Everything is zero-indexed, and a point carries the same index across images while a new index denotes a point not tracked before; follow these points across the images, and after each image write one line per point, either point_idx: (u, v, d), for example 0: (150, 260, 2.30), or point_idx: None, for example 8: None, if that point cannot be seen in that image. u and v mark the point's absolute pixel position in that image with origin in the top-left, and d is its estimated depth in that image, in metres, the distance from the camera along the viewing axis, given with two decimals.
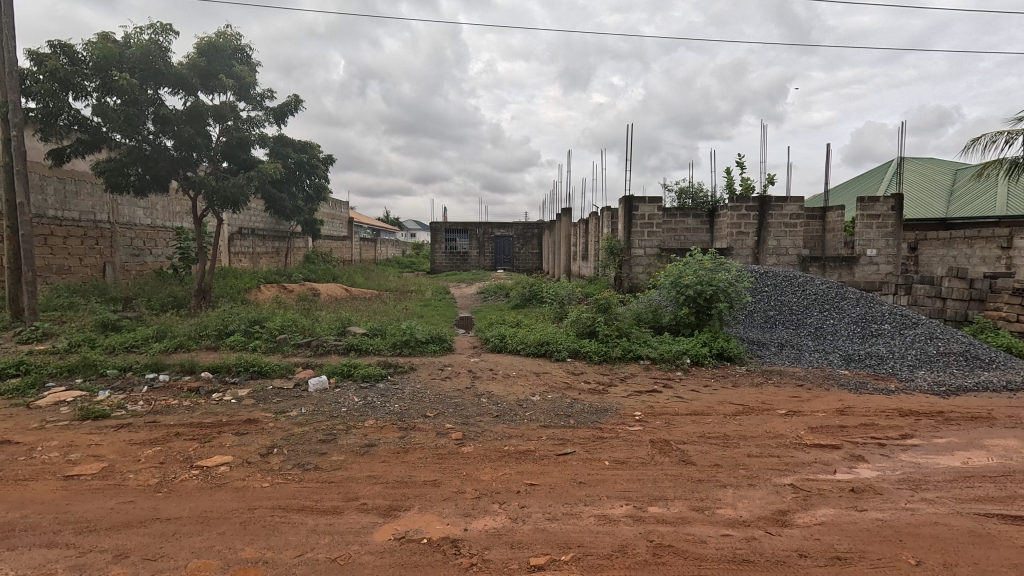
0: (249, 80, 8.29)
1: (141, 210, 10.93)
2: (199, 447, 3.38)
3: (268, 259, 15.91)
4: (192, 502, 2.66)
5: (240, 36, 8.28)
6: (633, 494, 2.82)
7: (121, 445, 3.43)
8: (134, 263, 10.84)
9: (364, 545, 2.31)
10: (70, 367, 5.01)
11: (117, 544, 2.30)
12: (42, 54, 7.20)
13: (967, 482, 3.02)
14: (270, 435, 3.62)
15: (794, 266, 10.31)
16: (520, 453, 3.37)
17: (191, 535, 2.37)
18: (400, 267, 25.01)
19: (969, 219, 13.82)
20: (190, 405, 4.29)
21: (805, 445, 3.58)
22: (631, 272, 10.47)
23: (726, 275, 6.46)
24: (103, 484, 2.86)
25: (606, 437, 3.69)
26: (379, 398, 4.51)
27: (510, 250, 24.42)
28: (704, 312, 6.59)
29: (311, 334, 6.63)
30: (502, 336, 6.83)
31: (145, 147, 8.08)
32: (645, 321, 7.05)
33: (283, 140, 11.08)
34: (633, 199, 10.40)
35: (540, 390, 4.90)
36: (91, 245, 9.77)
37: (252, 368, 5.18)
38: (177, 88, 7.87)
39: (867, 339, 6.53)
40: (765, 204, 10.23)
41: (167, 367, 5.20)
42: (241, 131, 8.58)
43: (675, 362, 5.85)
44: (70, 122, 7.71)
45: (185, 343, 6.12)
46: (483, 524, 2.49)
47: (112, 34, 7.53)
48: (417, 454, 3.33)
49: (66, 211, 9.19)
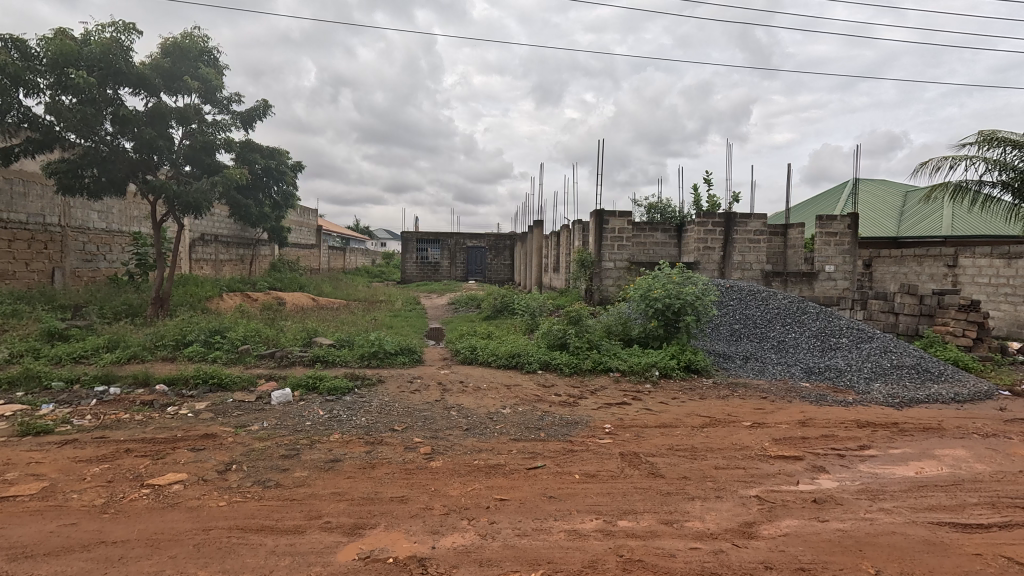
0: (216, 83, 8.09)
1: (95, 213, 10.44)
2: (152, 464, 3.21)
3: (231, 266, 15.40)
4: (141, 524, 2.51)
5: (208, 38, 8.08)
6: (603, 508, 2.81)
7: (65, 462, 3.22)
8: (86, 269, 10.32)
9: (327, 566, 2.22)
10: (11, 380, 4.71)
11: (55, 570, 2.14)
12: None
13: (921, 491, 3.14)
14: (228, 451, 3.46)
15: (758, 280, 10.62)
16: (490, 467, 3.32)
17: (140, 559, 2.23)
18: (370, 277, 24.69)
19: (918, 237, 14.49)
20: (142, 419, 4.08)
21: (770, 456, 3.66)
22: (601, 285, 10.62)
23: (693, 289, 6.58)
24: (43, 505, 2.67)
25: (576, 450, 3.68)
26: (346, 411, 4.39)
27: (482, 261, 24.41)
28: (672, 325, 6.71)
29: (275, 345, 6.43)
30: (473, 348, 6.78)
31: (102, 147, 7.73)
32: (616, 333, 7.11)
33: (250, 145, 10.81)
34: (604, 212, 10.58)
35: (510, 402, 4.86)
36: (39, 249, 9.27)
37: (211, 380, 4.97)
38: (138, 88, 7.60)
39: (826, 352, 6.77)
40: (730, 220, 10.56)
41: (118, 379, 4.95)
42: (206, 134, 8.33)
43: (644, 374, 5.91)
44: (19, 120, 7.31)
45: (139, 353, 5.85)
46: (451, 541, 2.43)
47: (70, 31, 7.22)
48: (384, 470, 3.23)
49: (12, 213, 8.73)
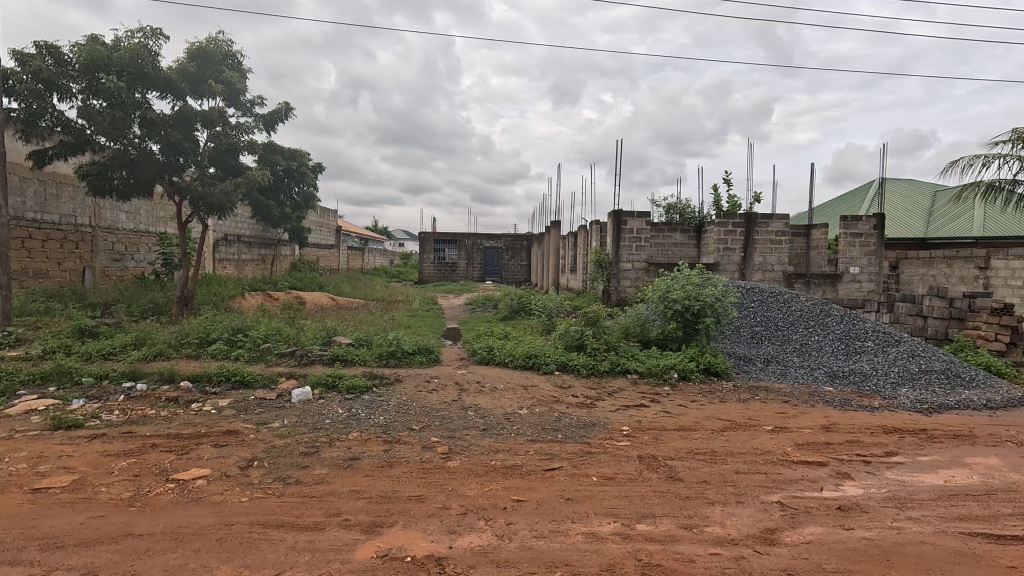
0: (239, 86, 8.23)
1: (124, 214, 10.73)
2: (176, 460, 3.28)
3: (253, 266, 15.71)
4: (166, 518, 2.56)
5: (232, 43, 8.25)
6: (621, 511, 2.78)
7: (94, 456, 3.31)
8: (115, 268, 10.61)
9: (346, 564, 2.24)
10: (44, 375, 4.87)
11: (85, 561, 2.20)
12: (26, 54, 7.06)
13: (951, 501, 3.04)
14: (250, 447, 3.53)
15: (779, 282, 10.47)
16: (507, 468, 3.32)
17: (164, 552, 2.27)
18: (388, 277, 24.96)
19: (948, 238, 14.09)
20: (168, 415, 4.18)
21: (792, 462, 3.58)
22: (619, 286, 10.54)
23: (713, 291, 6.49)
24: (73, 497, 2.75)
25: (593, 452, 3.65)
26: (365, 410, 4.42)
27: (499, 262, 24.43)
28: (691, 326, 6.63)
29: (296, 344, 6.52)
30: (490, 348, 6.78)
31: (131, 150, 7.94)
32: (633, 335, 7.06)
33: (273, 146, 11.00)
34: (622, 213, 10.51)
35: (527, 403, 4.85)
36: (70, 249, 9.56)
37: (234, 378, 5.06)
38: (165, 92, 7.79)
39: (850, 355, 6.61)
40: (751, 220, 10.40)
41: (145, 375, 5.07)
42: (231, 137, 8.51)
43: (663, 376, 5.85)
44: (52, 123, 7.54)
45: (165, 351, 5.99)
46: (469, 541, 2.43)
47: (101, 37, 7.43)
48: (401, 468, 3.26)
49: (45, 214, 9.02)
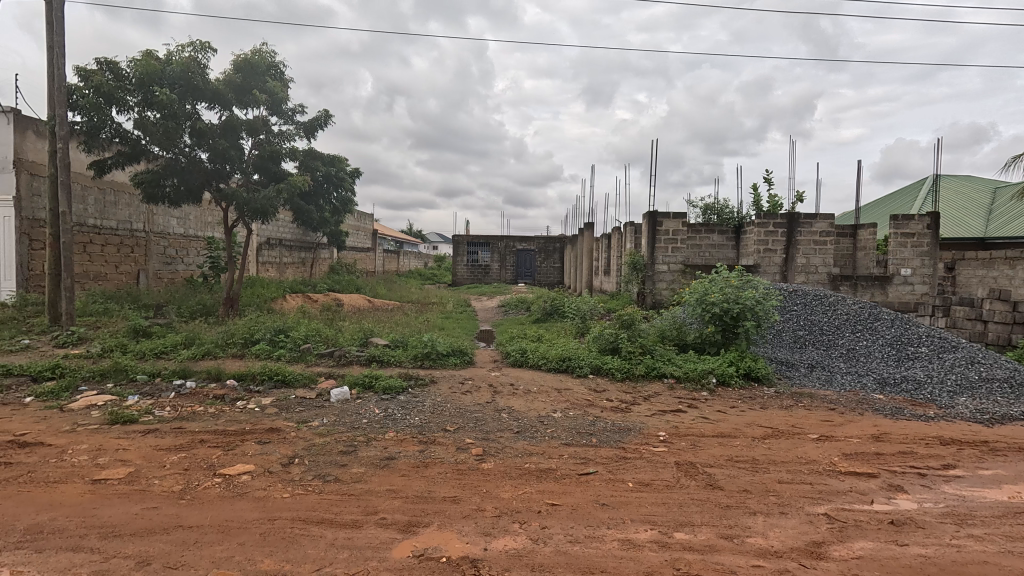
0: (282, 95, 8.53)
1: (175, 219, 11.28)
2: (222, 455, 3.41)
3: (293, 269, 16.24)
4: (213, 511, 2.67)
5: (275, 54, 8.56)
6: (658, 519, 2.73)
7: (147, 450, 3.48)
8: (167, 271, 11.16)
9: (383, 562, 2.27)
10: (103, 372, 5.16)
11: (139, 550, 2.31)
12: (88, 70, 7.52)
13: (1017, 519, 2.83)
14: (291, 445, 3.63)
15: (824, 284, 10.07)
16: (542, 471, 3.30)
17: (212, 544, 2.37)
18: (422, 279, 25.34)
19: (1010, 238, 13.24)
20: (215, 412, 4.36)
21: (840, 472, 3.42)
22: (654, 288, 10.36)
23: (753, 293, 6.29)
24: (129, 489, 2.90)
25: (629, 458, 3.60)
26: (400, 410, 4.50)
27: (532, 264, 24.41)
28: (730, 330, 6.44)
29: (334, 344, 6.70)
30: (523, 351, 6.78)
31: (182, 159, 8.35)
32: (670, 339, 6.92)
33: (313, 153, 11.35)
34: (657, 214, 10.34)
35: (561, 407, 4.82)
36: (126, 253, 10.11)
37: (276, 377, 5.23)
38: (213, 103, 8.15)
39: (902, 362, 6.28)
40: (793, 221, 10.05)
41: (194, 373, 5.30)
42: (274, 145, 8.83)
43: (700, 381, 5.70)
44: (111, 135, 8.00)
45: (212, 350, 6.26)
46: (503, 544, 2.43)
47: (155, 52, 7.85)
48: (437, 469, 3.29)
49: (104, 220, 9.58)
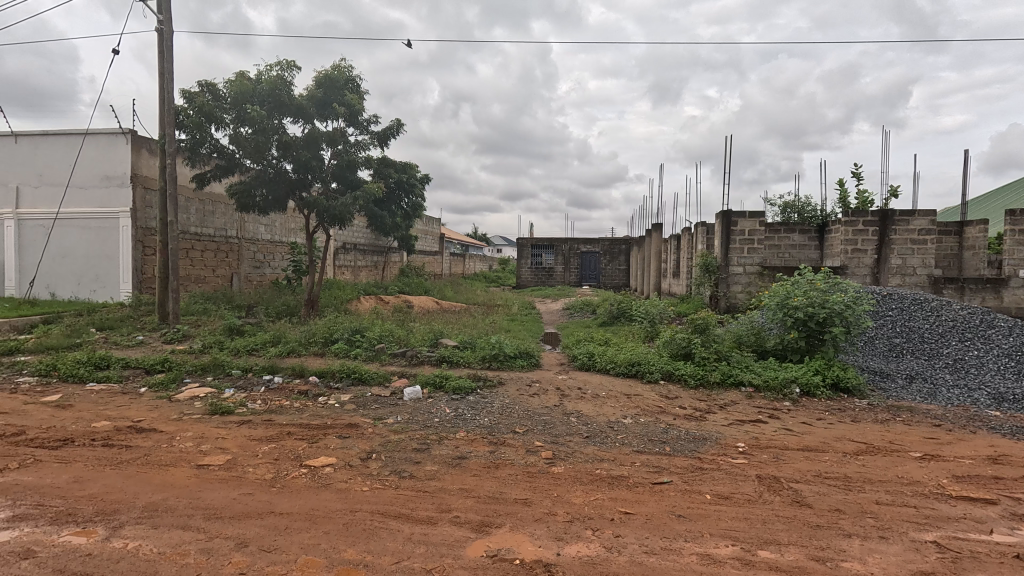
0: (358, 107, 8.97)
1: (263, 226, 12.18)
2: (307, 447, 3.63)
3: (366, 272, 17.04)
4: (301, 500, 2.84)
5: (352, 68, 9.03)
6: (739, 535, 2.58)
7: (243, 440, 3.78)
8: (256, 274, 12.07)
9: (457, 559, 2.32)
10: (204, 366, 5.66)
11: (238, 532, 2.50)
12: (192, 92, 8.30)
13: None
14: (369, 440, 3.80)
15: (924, 287, 9.15)
16: (613, 479, 3.23)
17: (301, 531, 2.52)
18: (487, 282, 25.76)
19: None
20: (300, 406, 4.65)
21: (949, 496, 3.08)
22: (729, 291, 9.88)
23: (842, 297, 5.82)
24: (228, 475, 3.16)
25: (705, 468, 3.44)
26: (470, 410, 4.58)
27: (596, 266, 24.07)
28: (816, 337, 6.00)
29: (406, 345, 6.94)
30: (591, 354, 6.69)
31: (270, 170, 9.00)
32: (747, 344, 6.56)
33: (386, 161, 11.86)
34: (731, 213, 9.86)
35: (631, 413, 4.70)
36: (222, 258, 11.05)
37: (354, 375, 5.50)
38: (297, 117, 8.73)
39: (1023, 375, 5.56)
40: (887, 218, 9.22)
41: (281, 369, 5.69)
42: (350, 154, 9.31)
43: (782, 391, 5.35)
44: (211, 150, 8.78)
45: (296, 348, 6.69)
46: (576, 550, 2.40)
47: (247, 72, 8.53)
48: (507, 470, 3.31)
49: (204, 228, 10.53)
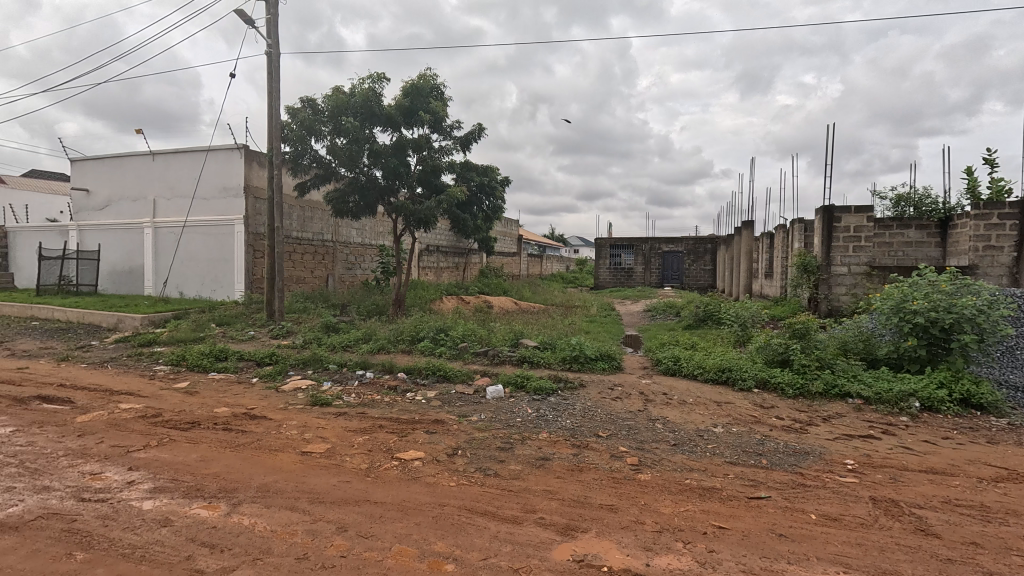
0: (442, 113, 9.29)
1: (355, 230, 12.99)
2: (398, 441, 3.80)
3: (448, 273, 17.61)
4: (393, 490, 2.98)
5: (437, 76, 9.36)
6: (852, 561, 2.35)
7: (340, 430, 4.04)
8: (349, 275, 12.90)
9: (544, 561, 2.31)
10: (305, 360, 6.13)
11: (338, 517, 2.67)
12: (295, 108, 9.04)
13: None
14: (454, 437, 3.91)
15: None
16: (705, 490, 3.07)
17: (394, 521, 2.64)
18: (565, 283, 25.65)
19: None
20: (390, 400, 4.89)
21: None
22: (831, 294, 9.06)
23: (973, 300, 5.12)
24: (328, 462, 3.39)
25: (809, 486, 3.17)
26: (552, 412, 4.57)
27: (679, 267, 23.11)
28: (940, 345, 5.33)
29: (488, 344, 7.08)
30: (676, 359, 6.42)
31: (362, 177, 9.57)
32: (855, 352, 5.97)
33: (468, 165, 12.17)
34: (834, 208, 9.05)
35: (722, 421, 4.45)
36: (320, 260, 11.92)
37: (438, 372, 5.69)
38: (386, 126, 9.20)
39: None
40: None
41: (372, 365, 6.01)
42: (435, 160, 9.65)
43: (898, 405, 4.81)
44: (310, 161, 9.50)
45: (386, 345, 7.06)
46: (667, 562, 2.31)
47: (342, 87, 9.13)
48: (591, 474, 3.26)
49: (304, 232, 11.42)
